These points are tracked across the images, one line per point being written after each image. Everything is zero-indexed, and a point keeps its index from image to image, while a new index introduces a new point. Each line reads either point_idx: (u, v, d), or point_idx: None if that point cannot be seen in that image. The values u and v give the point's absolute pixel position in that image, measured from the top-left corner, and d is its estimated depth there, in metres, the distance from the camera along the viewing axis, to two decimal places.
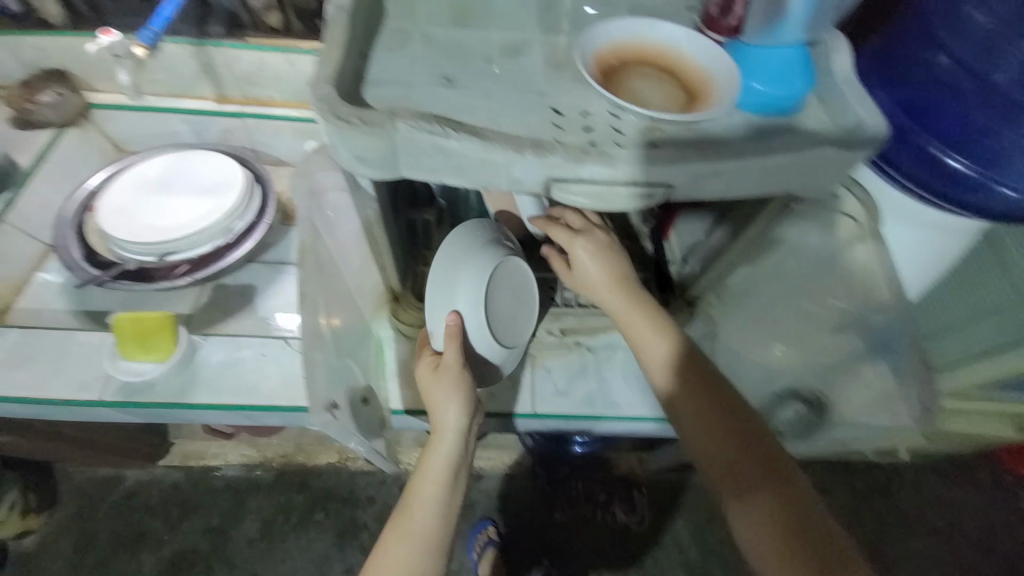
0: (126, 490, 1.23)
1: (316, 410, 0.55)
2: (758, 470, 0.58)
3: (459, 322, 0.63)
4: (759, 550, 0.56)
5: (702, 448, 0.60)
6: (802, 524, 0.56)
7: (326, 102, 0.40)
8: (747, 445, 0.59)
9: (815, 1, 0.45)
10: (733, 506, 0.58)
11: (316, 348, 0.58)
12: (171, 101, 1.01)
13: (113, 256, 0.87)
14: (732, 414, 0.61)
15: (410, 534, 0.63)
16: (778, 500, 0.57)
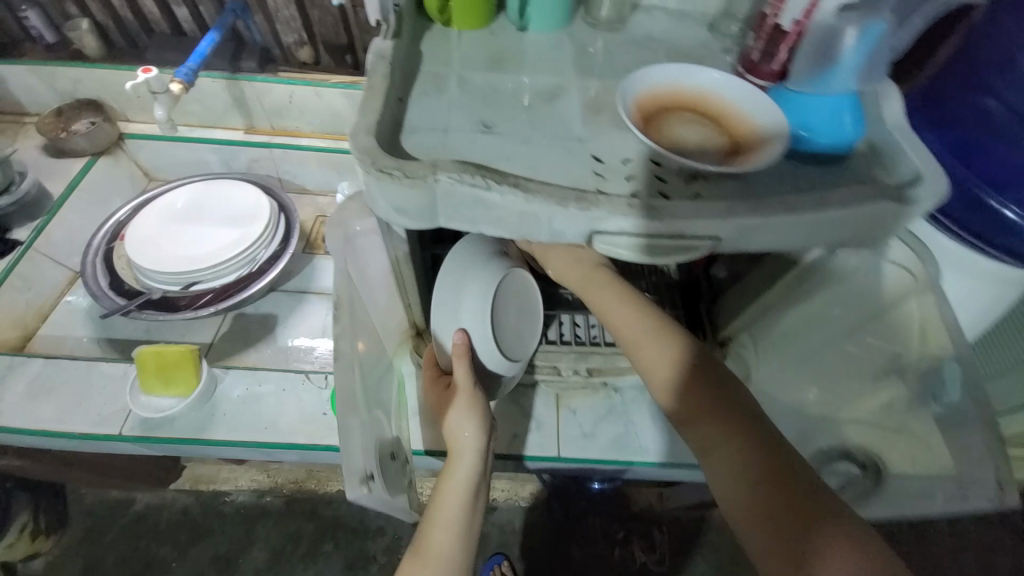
0: (136, 513, 1.21)
1: (352, 485, 0.49)
2: (731, 425, 0.50)
3: (467, 341, 0.62)
4: (736, 520, 0.46)
5: (667, 405, 0.54)
6: (788, 487, 0.45)
7: (366, 153, 0.40)
8: (719, 400, 0.51)
9: (868, 49, 0.43)
10: (708, 472, 0.50)
11: (353, 413, 0.54)
12: (202, 132, 1.03)
13: (140, 286, 0.88)
14: (700, 367, 0.54)
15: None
16: (757, 460, 0.47)
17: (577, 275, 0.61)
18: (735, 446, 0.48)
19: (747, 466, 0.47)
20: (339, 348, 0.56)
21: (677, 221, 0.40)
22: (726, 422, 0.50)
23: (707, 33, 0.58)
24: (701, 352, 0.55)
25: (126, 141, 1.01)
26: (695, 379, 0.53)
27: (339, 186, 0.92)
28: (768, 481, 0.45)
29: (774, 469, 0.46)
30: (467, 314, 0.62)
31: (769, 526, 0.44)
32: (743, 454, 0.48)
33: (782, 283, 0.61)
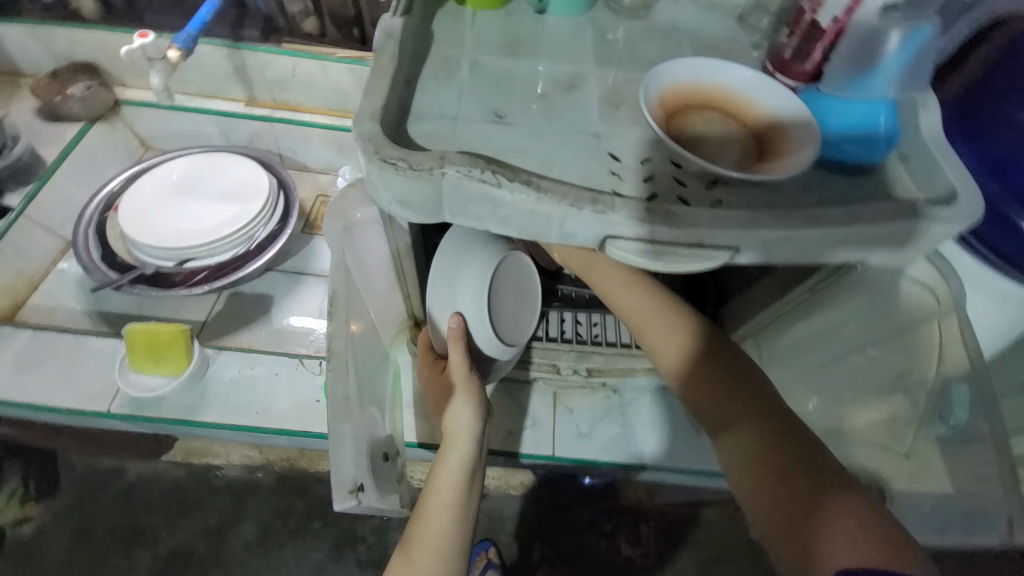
0: (127, 483, 1.18)
1: (340, 496, 0.49)
2: (744, 407, 0.53)
3: (462, 324, 0.60)
4: (745, 492, 0.49)
5: (684, 390, 0.58)
6: (796, 460, 0.48)
7: (369, 141, 0.37)
8: (733, 383, 0.55)
9: (912, 54, 0.41)
10: (722, 450, 0.53)
11: (344, 419, 0.53)
12: (201, 102, 0.99)
13: (133, 260, 0.86)
14: (715, 355, 0.58)
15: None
16: (768, 437, 0.50)
17: (585, 262, 0.61)
18: (747, 425, 0.52)
19: (757, 442, 0.50)
20: (333, 349, 0.55)
21: (697, 229, 0.38)
22: (740, 403, 0.54)
23: (736, 26, 0.55)
24: (719, 342, 0.59)
25: (122, 107, 0.97)
26: (711, 365, 0.57)
27: (344, 174, 0.91)
28: (776, 454, 0.49)
29: (783, 444, 0.49)
30: (463, 299, 0.60)
31: (775, 495, 0.47)
32: (755, 432, 0.51)
33: (798, 293, 0.57)
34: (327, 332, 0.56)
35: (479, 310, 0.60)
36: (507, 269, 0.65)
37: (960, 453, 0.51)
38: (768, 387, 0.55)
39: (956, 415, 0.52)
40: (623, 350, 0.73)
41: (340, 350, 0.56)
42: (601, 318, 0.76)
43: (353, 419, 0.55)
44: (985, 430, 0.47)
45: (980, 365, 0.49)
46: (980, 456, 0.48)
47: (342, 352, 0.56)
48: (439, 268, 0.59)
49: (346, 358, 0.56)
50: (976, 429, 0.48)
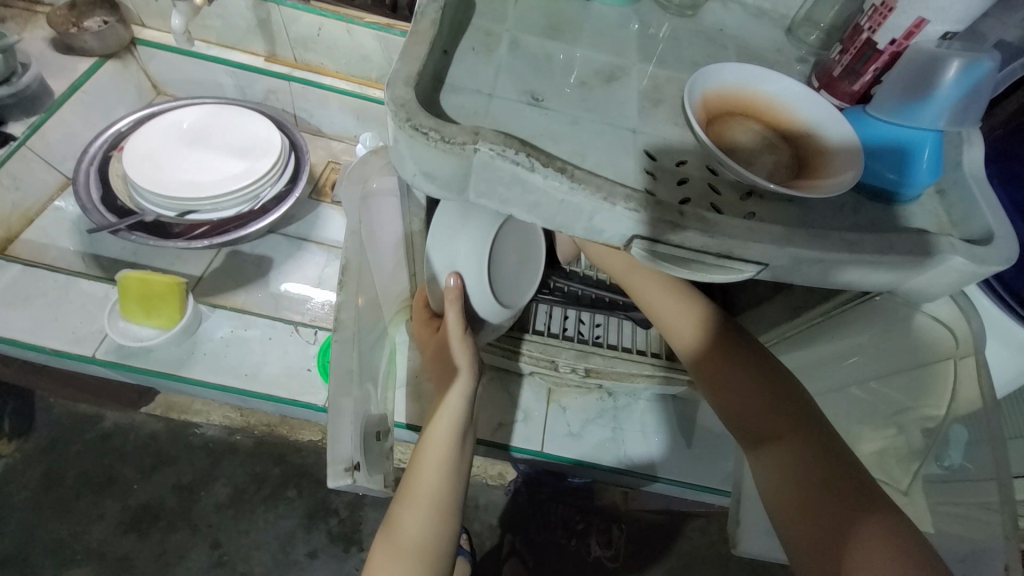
0: (103, 430, 1.17)
1: (335, 473, 0.48)
2: (781, 421, 0.53)
3: (460, 283, 0.59)
4: (777, 507, 0.50)
5: (720, 406, 0.58)
6: (833, 481, 0.48)
7: (401, 106, 0.35)
8: (772, 396, 0.55)
9: (970, 86, 0.39)
10: (757, 462, 0.54)
11: (344, 394, 0.53)
12: (220, 51, 0.96)
13: (133, 205, 0.83)
14: (755, 364, 0.57)
15: (397, 559, 0.53)
16: (804, 455, 0.50)
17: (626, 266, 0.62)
18: (783, 439, 0.52)
19: (794, 458, 0.50)
20: (340, 320, 0.55)
21: (730, 240, 0.37)
22: (778, 417, 0.53)
23: (784, 37, 0.53)
24: (759, 350, 0.58)
25: (138, 47, 0.95)
26: (750, 373, 0.56)
27: (361, 140, 0.88)
28: (812, 473, 0.49)
29: (820, 463, 0.49)
30: (462, 258, 0.58)
31: (808, 513, 0.47)
32: (790, 448, 0.51)
33: (813, 315, 0.56)
34: (336, 301, 0.56)
35: (478, 268, 0.58)
36: (512, 228, 0.62)
37: (951, 494, 0.51)
38: (807, 401, 0.55)
39: (950, 459, 0.52)
40: (623, 353, 0.72)
41: (348, 322, 0.55)
42: (604, 320, 0.75)
43: (354, 395, 0.54)
44: (984, 475, 0.47)
45: (991, 412, 0.48)
46: (975, 500, 0.47)
47: (348, 323, 0.55)
48: (440, 241, 0.57)
49: (353, 329, 0.56)
50: (973, 474, 0.48)
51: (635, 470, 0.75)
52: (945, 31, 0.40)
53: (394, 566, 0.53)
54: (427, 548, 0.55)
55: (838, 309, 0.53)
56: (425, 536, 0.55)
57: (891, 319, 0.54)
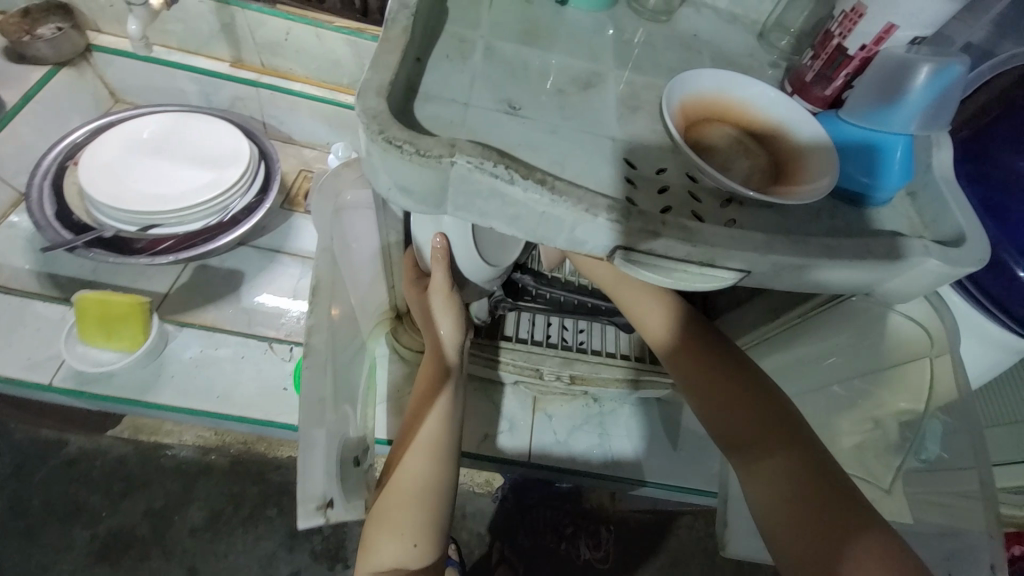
0: (67, 456, 1.10)
1: (305, 513, 0.45)
2: (770, 435, 0.52)
3: (446, 244, 0.53)
4: (766, 520, 0.50)
5: (707, 415, 0.57)
6: (824, 494, 0.47)
7: (373, 118, 0.34)
8: (759, 408, 0.54)
9: (938, 91, 0.39)
10: (744, 477, 0.53)
11: (316, 424, 0.49)
12: (180, 56, 0.91)
13: (91, 220, 0.79)
14: (741, 376, 0.56)
15: (399, 510, 0.53)
16: (795, 468, 0.50)
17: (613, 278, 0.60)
18: (772, 451, 0.51)
19: (783, 472, 0.50)
20: (310, 344, 0.51)
21: (712, 248, 0.36)
22: (767, 431, 0.53)
23: (755, 42, 0.54)
24: (744, 361, 0.57)
25: (94, 54, 0.90)
26: (736, 385, 0.55)
27: (334, 150, 0.85)
28: (803, 487, 0.48)
29: (811, 476, 0.49)
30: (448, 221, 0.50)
31: (801, 523, 0.47)
32: (781, 460, 0.50)
33: (793, 314, 0.56)
34: (307, 324, 0.52)
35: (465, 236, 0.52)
36: None
37: (934, 488, 0.53)
38: (794, 413, 0.54)
39: (926, 452, 0.54)
40: (608, 359, 0.71)
41: (319, 346, 0.52)
42: (587, 325, 0.74)
43: (328, 424, 0.51)
44: (964, 465, 0.50)
45: None
46: (956, 489, 0.50)
47: (320, 347, 0.52)
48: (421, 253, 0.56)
49: (324, 354, 0.52)
50: (955, 465, 0.50)
51: (622, 475, 0.75)
52: (914, 36, 0.41)
53: (398, 517, 0.53)
54: (428, 492, 0.54)
55: (820, 307, 0.53)
56: (425, 481, 0.54)
57: (865, 317, 0.55)
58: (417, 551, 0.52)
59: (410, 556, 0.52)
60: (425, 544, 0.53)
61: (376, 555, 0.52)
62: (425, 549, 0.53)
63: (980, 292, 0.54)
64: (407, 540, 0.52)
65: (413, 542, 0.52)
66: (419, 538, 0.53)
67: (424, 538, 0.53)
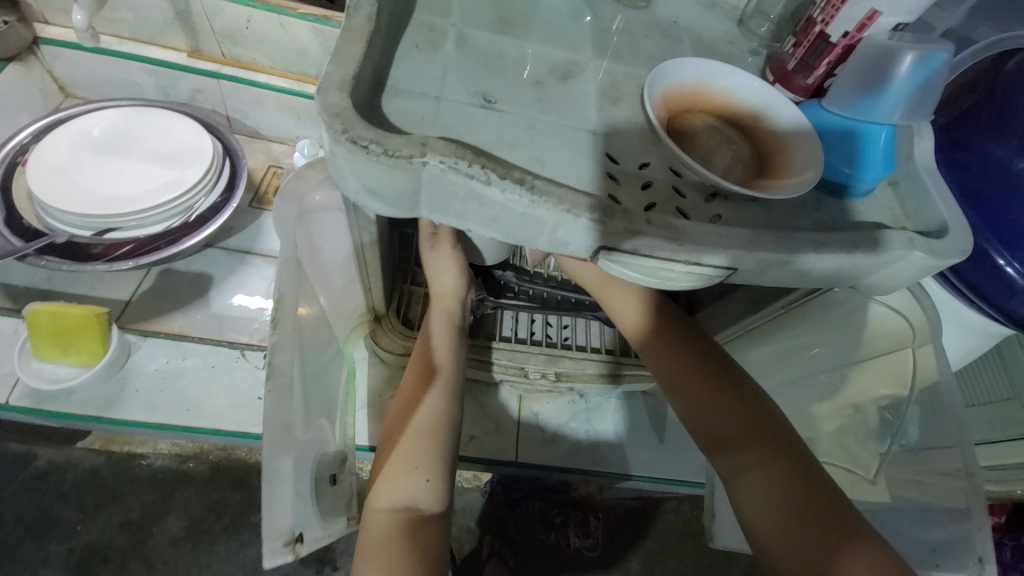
0: (36, 471, 1.04)
1: (271, 551, 0.40)
2: (754, 446, 0.49)
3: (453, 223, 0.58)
4: (755, 523, 0.47)
5: (680, 408, 0.55)
6: (816, 513, 0.44)
7: (336, 115, 0.31)
8: (747, 413, 0.51)
9: (921, 81, 0.39)
10: (733, 490, 0.50)
11: (282, 452, 0.43)
12: (133, 48, 0.85)
13: (43, 225, 0.74)
14: (723, 377, 0.54)
15: (412, 439, 0.52)
16: (783, 479, 0.47)
17: (592, 275, 0.59)
18: (758, 461, 0.48)
19: (768, 478, 0.47)
20: (275, 365, 0.45)
21: (699, 247, 0.35)
22: (753, 435, 0.50)
23: (736, 28, 0.52)
24: (721, 357, 0.56)
25: (41, 48, 0.84)
26: (716, 384, 0.53)
27: (299, 148, 0.81)
28: (795, 504, 0.45)
29: (802, 488, 0.46)
30: None
31: (790, 526, 0.44)
32: (768, 471, 0.48)
33: (775, 306, 0.55)
34: (269, 343, 0.46)
35: None
36: None
37: (915, 470, 0.54)
38: (782, 422, 0.51)
39: (907, 436, 0.55)
40: (592, 354, 0.70)
41: (283, 367, 0.46)
42: (572, 320, 0.73)
43: (301, 443, 0.48)
44: (948, 442, 0.50)
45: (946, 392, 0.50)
46: (939, 468, 0.51)
47: (284, 369, 0.46)
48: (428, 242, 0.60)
49: (289, 377, 0.46)
50: (935, 445, 0.52)
51: (609, 470, 0.74)
52: (898, 22, 0.40)
53: (409, 451, 0.51)
54: (440, 424, 0.54)
55: (800, 298, 0.53)
56: (435, 414, 0.54)
57: (848, 306, 0.56)
58: (429, 486, 0.50)
59: (422, 492, 0.49)
60: (439, 479, 0.51)
61: (389, 488, 0.49)
62: (438, 485, 0.50)
63: (960, 282, 0.55)
64: (420, 475, 0.50)
65: (426, 477, 0.50)
66: (432, 472, 0.50)
67: (438, 471, 0.51)
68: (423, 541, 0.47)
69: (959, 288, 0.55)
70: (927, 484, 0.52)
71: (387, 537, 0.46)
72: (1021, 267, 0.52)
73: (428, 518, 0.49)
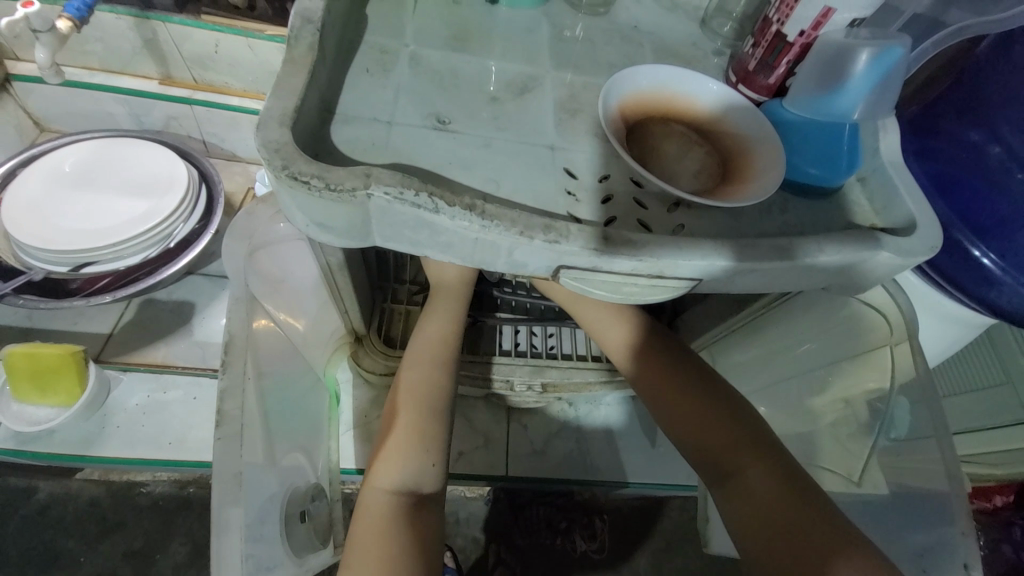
0: (37, 505, 0.85)
1: None
2: (737, 449, 0.49)
3: None
4: (743, 526, 0.46)
5: (663, 417, 0.54)
6: (797, 516, 0.44)
7: (276, 152, 0.31)
8: (726, 418, 0.51)
9: (878, 78, 0.39)
10: (721, 492, 0.48)
11: (233, 502, 0.42)
12: (102, 77, 0.84)
13: (19, 263, 0.73)
14: (698, 382, 0.53)
15: (419, 416, 0.50)
16: (763, 482, 0.46)
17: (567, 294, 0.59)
18: (739, 464, 0.48)
19: (753, 482, 0.47)
20: (225, 412, 0.44)
21: (660, 261, 0.34)
22: (735, 438, 0.49)
23: (698, 30, 0.51)
24: (698, 363, 0.56)
25: (12, 84, 0.83)
26: (693, 388, 0.53)
27: (262, 179, 0.80)
28: (772, 504, 0.45)
29: (779, 490, 0.45)
30: None
31: (777, 529, 0.44)
32: (751, 473, 0.47)
33: (756, 307, 0.54)
34: (218, 389, 0.45)
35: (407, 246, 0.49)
36: None
37: (902, 464, 0.53)
38: (763, 427, 0.51)
39: (896, 429, 0.54)
40: (579, 363, 0.69)
41: (234, 413, 0.44)
42: (557, 328, 0.72)
43: (267, 482, 0.47)
44: (930, 436, 0.50)
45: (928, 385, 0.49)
46: (923, 462, 0.50)
47: (235, 415, 0.44)
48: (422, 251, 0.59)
49: (241, 423, 0.44)
50: (921, 437, 0.51)
51: (604, 479, 0.74)
52: (853, 18, 0.39)
53: (415, 431, 0.49)
54: (445, 405, 0.52)
55: (778, 299, 0.52)
56: (441, 393, 0.52)
57: (828, 300, 0.55)
58: (434, 471, 0.49)
59: (424, 476, 0.48)
60: (442, 464, 0.50)
61: (392, 468, 0.47)
62: (441, 470, 0.49)
63: (937, 274, 0.54)
64: (425, 458, 0.49)
65: (433, 461, 0.49)
66: (438, 457, 0.49)
67: (442, 456, 0.50)
68: (422, 524, 0.46)
69: (936, 278, 0.55)
70: (914, 477, 0.51)
71: (386, 521, 0.45)
72: (997, 258, 0.51)
73: (428, 502, 0.48)
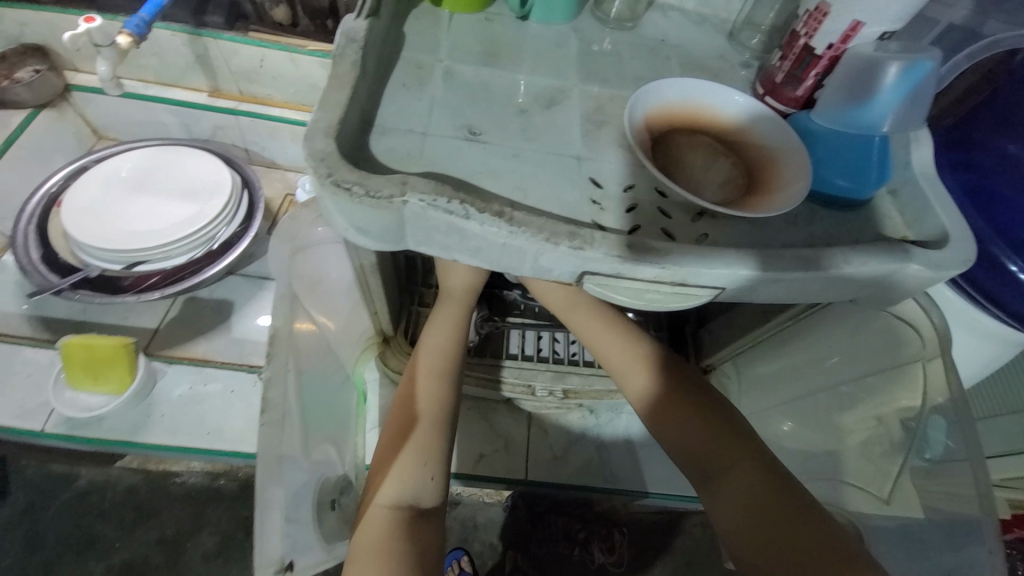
0: (79, 491, 0.90)
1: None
2: (731, 455, 0.49)
3: None
4: (735, 528, 0.46)
5: (658, 428, 0.54)
6: (783, 512, 0.44)
7: (322, 160, 0.33)
8: (721, 427, 0.51)
9: (906, 91, 0.39)
10: (710, 500, 0.49)
11: (273, 485, 0.44)
12: (157, 90, 0.91)
13: (77, 261, 0.79)
14: (694, 394, 0.54)
15: (421, 431, 0.52)
16: (753, 483, 0.47)
17: (564, 304, 0.59)
18: (731, 469, 0.48)
19: (745, 484, 0.47)
20: (268, 400, 0.46)
21: (683, 268, 0.35)
22: (721, 447, 0.49)
23: (725, 42, 0.52)
24: (692, 375, 0.56)
25: (73, 93, 0.90)
26: (684, 395, 0.53)
27: (301, 184, 0.84)
28: (761, 502, 0.45)
29: (769, 487, 0.46)
30: None
31: (768, 528, 0.44)
32: (743, 476, 0.47)
33: (783, 318, 0.53)
34: (262, 378, 0.47)
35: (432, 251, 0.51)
36: None
37: (934, 484, 0.51)
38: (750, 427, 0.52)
39: (930, 449, 0.52)
40: (602, 370, 0.69)
41: (276, 402, 0.46)
42: None
43: (299, 471, 0.49)
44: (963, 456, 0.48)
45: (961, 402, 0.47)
46: (955, 484, 0.48)
47: (277, 403, 0.47)
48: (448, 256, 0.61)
49: (281, 411, 0.47)
50: (952, 457, 0.49)
51: (625, 486, 0.73)
52: (882, 31, 0.39)
53: (416, 447, 0.51)
54: (446, 420, 0.53)
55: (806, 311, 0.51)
56: (441, 407, 0.54)
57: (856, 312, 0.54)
58: (433, 485, 0.50)
59: (424, 490, 0.49)
60: (441, 478, 0.51)
61: (393, 484, 0.49)
62: (439, 484, 0.51)
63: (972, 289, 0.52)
64: (425, 472, 0.50)
65: (432, 475, 0.50)
66: (437, 471, 0.51)
67: (442, 469, 0.51)
68: (421, 536, 0.46)
69: (972, 293, 0.53)
70: (947, 499, 0.49)
71: (385, 531, 0.46)
72: None
73: (427, 517, 0.48)
